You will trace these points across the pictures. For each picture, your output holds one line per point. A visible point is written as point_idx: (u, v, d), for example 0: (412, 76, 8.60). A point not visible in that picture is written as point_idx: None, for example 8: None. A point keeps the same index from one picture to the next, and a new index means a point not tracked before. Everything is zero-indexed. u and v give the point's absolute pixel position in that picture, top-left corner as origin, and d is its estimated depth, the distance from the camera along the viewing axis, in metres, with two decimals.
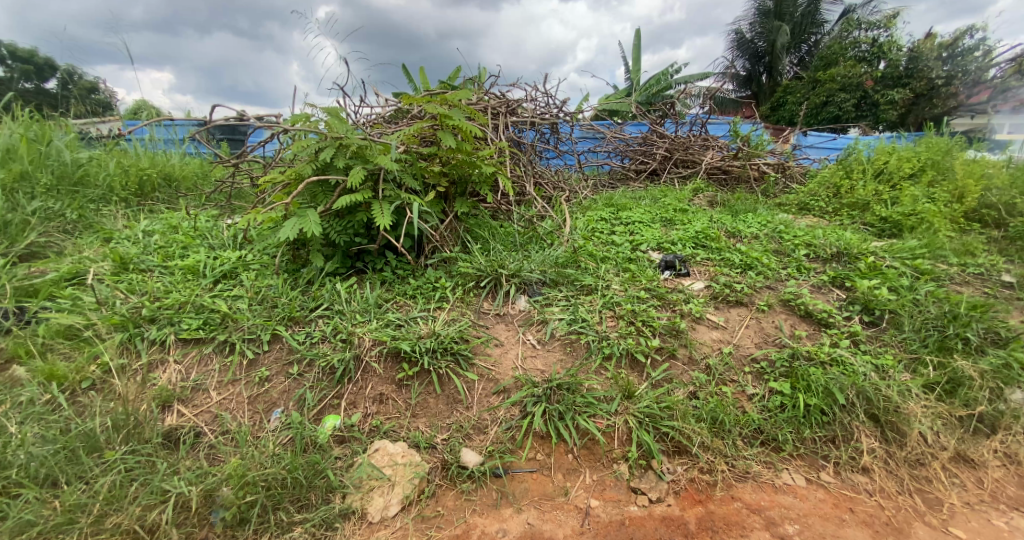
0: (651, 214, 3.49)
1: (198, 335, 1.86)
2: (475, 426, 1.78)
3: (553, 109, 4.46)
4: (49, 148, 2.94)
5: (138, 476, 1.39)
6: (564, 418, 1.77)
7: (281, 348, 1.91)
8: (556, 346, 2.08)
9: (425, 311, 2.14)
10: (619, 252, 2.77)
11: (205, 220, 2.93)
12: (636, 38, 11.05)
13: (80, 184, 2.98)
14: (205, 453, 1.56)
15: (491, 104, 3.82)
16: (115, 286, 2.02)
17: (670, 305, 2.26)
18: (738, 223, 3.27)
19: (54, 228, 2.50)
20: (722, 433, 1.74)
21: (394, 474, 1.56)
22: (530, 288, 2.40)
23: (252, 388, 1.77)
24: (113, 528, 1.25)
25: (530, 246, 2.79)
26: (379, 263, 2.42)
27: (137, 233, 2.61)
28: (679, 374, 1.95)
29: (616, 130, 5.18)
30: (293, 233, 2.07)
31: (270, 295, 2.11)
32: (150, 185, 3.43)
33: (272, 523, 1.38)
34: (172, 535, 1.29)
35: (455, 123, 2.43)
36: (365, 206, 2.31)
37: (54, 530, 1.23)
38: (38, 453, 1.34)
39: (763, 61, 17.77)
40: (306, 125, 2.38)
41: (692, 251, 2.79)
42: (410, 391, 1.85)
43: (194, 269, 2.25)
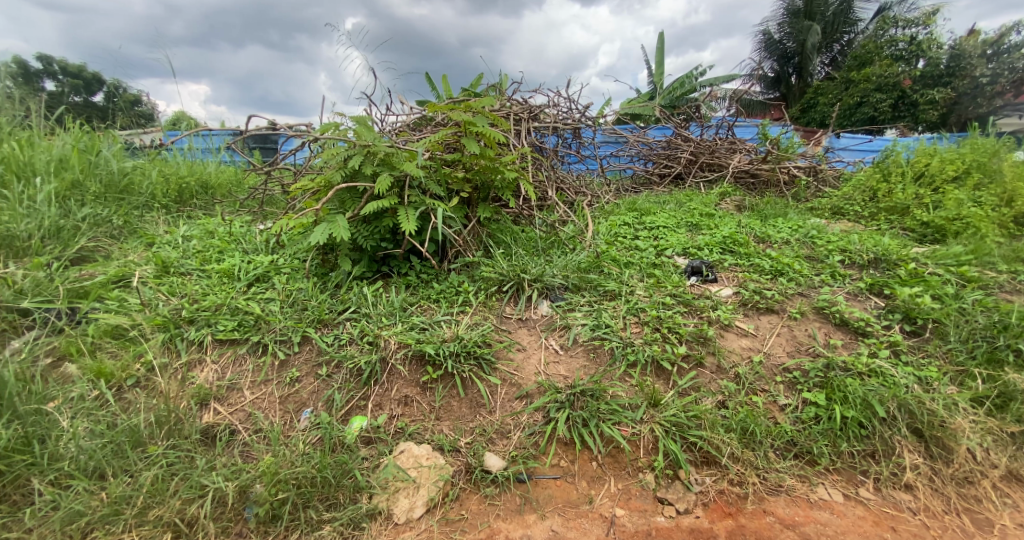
0: (676, 219, 3.44)
1: (233, 336, 1.93)
2: (498, 430, 1.79)
3: (575, 114, 4.47)
4: (98, 158, 3.12)
5: (178, 471, 1.45)
6: (588, 424, 1.76)
7: (311, 349, 1.97)
8: (579, 351, 2.07)
9: (448, 315, 2.16)
10: (643, 257, 2.73)
11: (240, 226, 3.05)
12: (659, 42, 10.95)
13: (124, 192, 3.15)
14: (239, 450, 1.62)
15: (514, 110, 3.85)
16: (158, 289, 2.13)
17: (697, 312, 2.22)
18: (768, 228, 3.17)
19: (102, 233, 2.65)
20: (752, 444, 1.69)
21: (419, 476, 1.58)
22: (552, 293, 2.39)
23: (283, 388, 1.83)
24: (155, 520, 1.31)
25: (552, 251, 2.79)
26: (404, 268, 2.46)
27: (177, 238, 2.74)
28: (707, 383, 1.90)
29: (639, 134, 5.13)
30: (323, 238, 2.14)
31: (300, 297, 2.18)
32: (189, 193, 3.60)
33: (302, 520, 1.42)
34: (209, 530, 1.34)
35: (479, 130, 2.46)
36: (391, 212, 2.36)
37: (101, 521, 1.29)
38: (87, 447, 1.42)
39: (792, 61, 17.31)
40: (335, 133, 2.46)
41: (719, 256, 2.73)
42: (434, 394, 1.88)
43: (229, 272, 2.34)
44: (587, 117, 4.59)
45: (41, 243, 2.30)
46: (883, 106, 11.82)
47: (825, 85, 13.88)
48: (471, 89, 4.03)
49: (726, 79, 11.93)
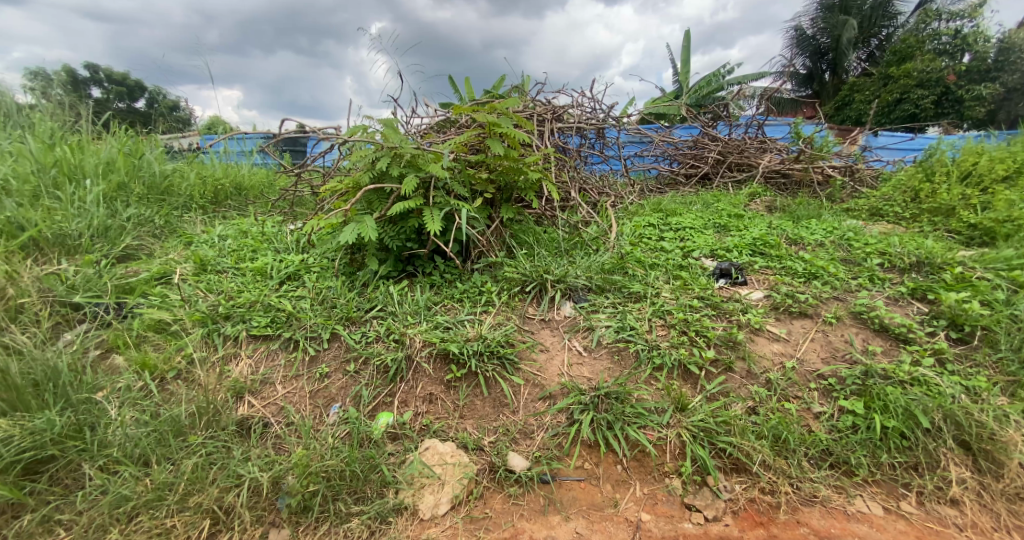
0: (703, 220, 3.37)
1: (266, 332, 2.01)
2: (522, 430, 1.80)
3: (599, 114, 4.44)
4: (142, 161, 3.28)
5: (216, 460, 1.51)
6: (613, 427, 1.74)
7: (340, 346, 2.03)
8: (603, 353, 2.05)
9: (472, 315, 2.18)
10: (669, 259, 2.69)
11: (272, 226, 3.16)
12: (686, 40, 10.75)
13: (165, 194, 3.31)
14: (272, 442, 1.67)
15: (538, 111, 3.85)
16: (196, 286, 2.22)
17: (726, 315, 2.16)
18: (801, 229, 3.08)
19: (145, 232, 2.78)
20: (785, 452, 1.64)
21: (444, 474, 1.60)
22: (576, 294, 2.38)
23: (313, 384, 1.88)
24: (195, 506, 1.38)
25: (575, 252, 2.77)
26: (429, 267, 2.50)
27: (214, 237, 2.85)
28: (736, 388, 1.86)
29: (665, 133, 5.05)
30: (352, 238, 2.19)
31: (330, 296, 2.24)
32: (224, 194, 3.76)
33: (332, 512, 1.46)
34: (245, 518, 1.40)
35: (504, 131, 2.48)
36: (416, 212, 2.40)
37: (145, 505, 1.36)
38: (133, 435, 1.49)
39: (826, 57, 16.70)
40: (363, 135, 2.51)
41: (749, 258, 2.66)
42: (458, 392, 1.90)
43: (262, 270, 2.42)
44: (611, 117, 4.55)
45: (91, 242, 2.43)
46: (925, 104, 11.22)
47: (861, 82, 13.32)
48: (494, 90, 4.06)
49: (755, 77, 11.62)
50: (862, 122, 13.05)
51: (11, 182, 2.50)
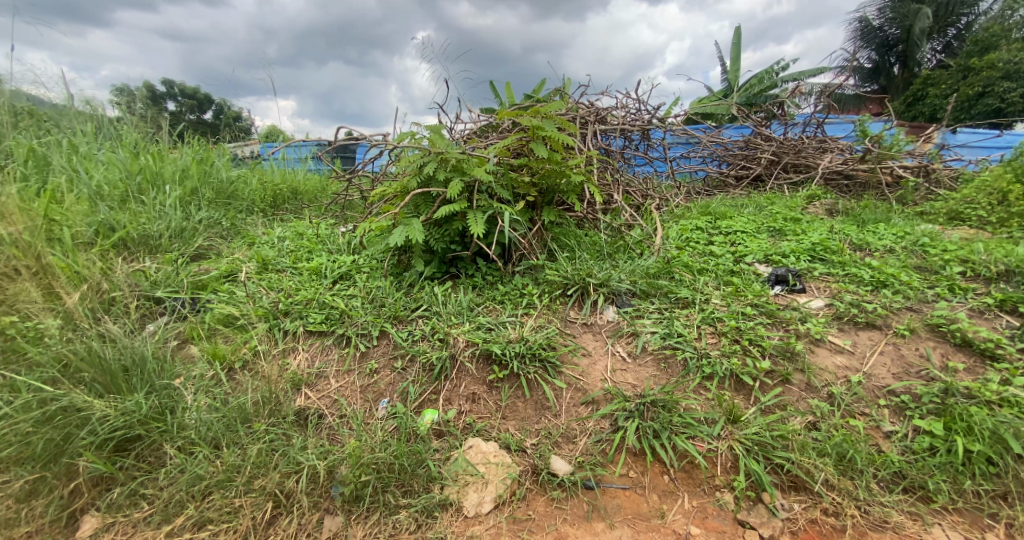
0: (756, 224, 3.22)
1: (321, 328, 2.12)
2: (564, 434, 1.79)
3: (644, 115, 4.35)
4: (212, 169, 3.56)
5: (278, 447, 1.61)
6: (660, 436, 1.70)
7: (388, 343, 2.11)
8: (649, 360, 2.00)
9: (513, 317, 2.19)
10: (719, 264, 2.59)
11: (325, 228, 3.33)
12: (737, 37, 10.33)
13: (231, 198, 3.57)
14: (326, 433, 1.76)
15: (581, 113, 3.82)
16: (259, 284, 2.38)
17: (783, 324, 2.06)
18: (867, 234, 2.87)
19: (214, 233, 3.02)
20: (851, 472, 1.53)
21: (488, 473, 1.62)
22: (619, 298, 2.34)
23: (364, 378, 1.97)
24: (260, 489, 1.48)
25: (618, 256, 2.73)
26: (471, 269, 2.54)
27: (274, 238, 3.04)
28: (794, 401, 1.76)
29: (713, 134, 4.87)
30: (400, 240, 2.26)
31: (379, 295, 2.33)
32: (282, 198, 4.02)
33: (382, 503, 1.51)
34: (303, 503, 1.48)
35: (547, 134, 2.48)
36: (461, 215, 2.45)
37: (217, 484, 1.48)
38: (206, 419, 1.62)
39: (895, 50, 15.51)
40: (411, 141, 2.60)
41: (808, 264, 2.52)
42: (500, 393, 1.92)
43: (317, 270, 2.56)
44: (657, 118, 4.45)
45: (169, 242, 2.66)
46: (1013, 96, 10.24)
47: (936, 74, 12.24)
48: (536, 94, 4.08)
49: (813, 73, 10.97)
50: (936, 118, 11.97)
51: (105, 188, 2.79)
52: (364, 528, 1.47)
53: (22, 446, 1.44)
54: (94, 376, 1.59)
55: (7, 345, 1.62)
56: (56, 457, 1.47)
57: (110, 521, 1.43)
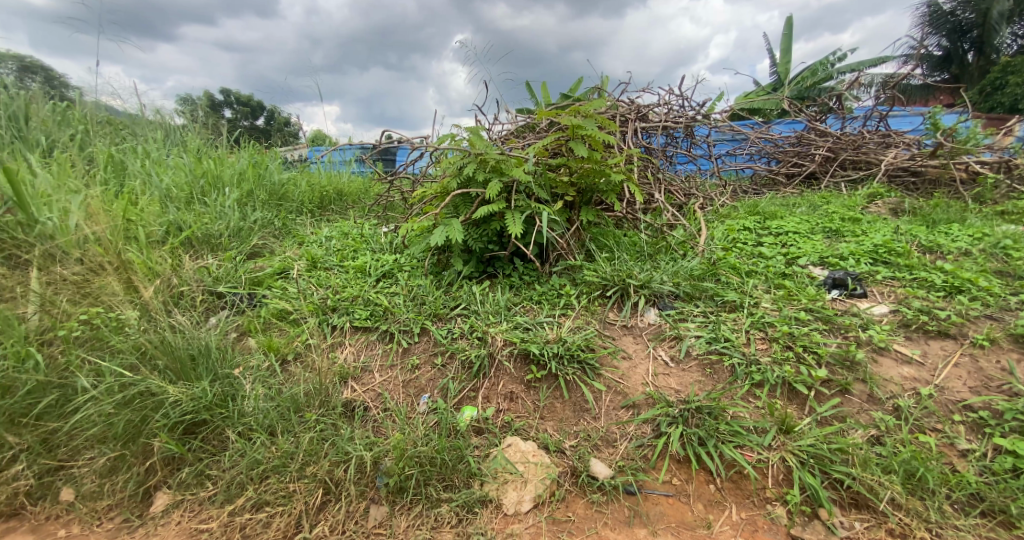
0: (810, 224, 3.04)
1: (366, 324, 2.20)
2: (604, 437, 1.77)
3: (688, 111, 4.20)
4: (266, 172, 3.77)
5: (328, 436, 1.68)
6: (705, 444, 1.64)
7: (429, 340, 2.16)
8: (693, 365, 1.94)
9: (551, 317, 2.18)
10: (769, 266, 2.47)
11: (368, 228, 3.45)
12: (789, 27, 9.82)
13: (283, 199, 3.77)
14: (371, 425, 1.83)
15: (621, 112, 3.75)
16: (309, 281, 2.50)
17: (841, 331, 1.94)
18: (938, 236, 2.65)
19: (268, 233, 3.19)
20: (921, 492, 1.42)
21: (527, 472, 1.63)
22: (661, 300, 2.27)
23: (406, 374, 2.03)
24: (311, 475, 1.56)
25: (659, 257, 2.66)
26: (508, 269, 2.56)
27: (321, 238, 3.18)
28: (855, 412, 1.66)
29: (762, 130, 4.64)
30: (440, 239, 2.31)
31: (420, 293, 2.39)
32: (328, 199, 4.19)
33: (424, 496, 1.56)
34: (351, 491, 1.54)
35: (587, 133, 2.44)
36: (499, 215, 2.47)
37: (274, 469, 1.57)
38: (263, 408, 1.72)
39: (969, 35, 14.21)
40: (451, 143, 2.64)
41: (869, 267, 2.35)
42: (538, 393, 1.92)
43: (362, 268, 2.65)
44: (701, 115, 4.30)
45: (228, 240, 2.84)
46: None
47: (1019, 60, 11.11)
48: (574, 94, 4.05)
49: (873, 63, 10.24)
50: (1018, 110, 10.86)
51: (173, 190, 3.02)
52: (407, 520, 1.51)
53: (106, 426, 1.60)
54: (167, 363, 1.73)
55: (94, 334, 1.79)
56: (134, 437, 1.60)
57: (180, 498, 1.55)
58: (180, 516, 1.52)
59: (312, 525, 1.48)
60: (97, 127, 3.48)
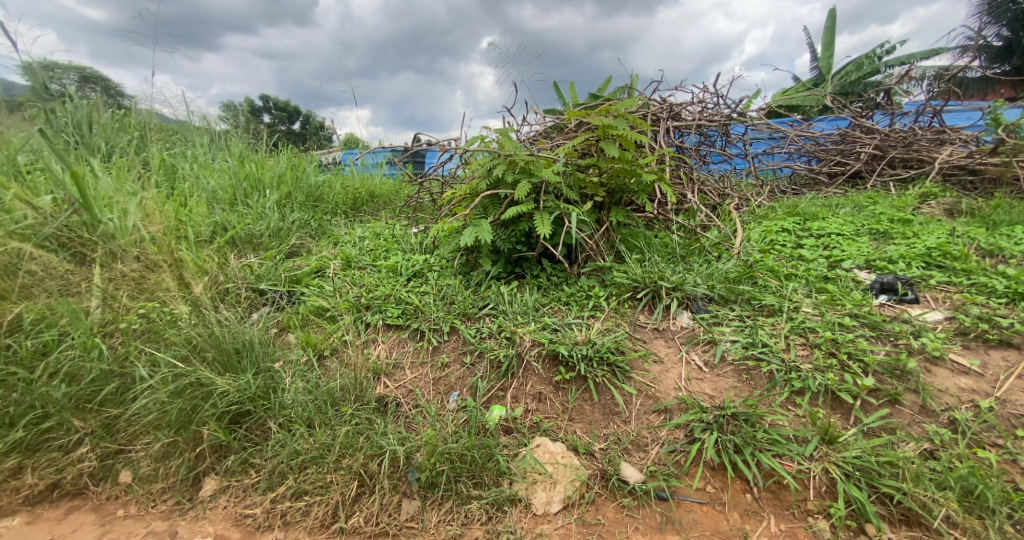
0: (854, 225, 2.90)
1: (398, 322, 2.25)
2: (634, 441, 1.75)
3: (723, 109, 4.08)
4: (303, 175, 3.92)
5: (362, 430, 1.73)
6: (742, 451, 1.59)
7: (458, 339, 2.18)
8: (728, 371, 1.89)
9: (580, 318, 2.17)
10: (810, 269, 2.37)
11: (399, 229, 3.53)
12: (832, 19, 9.40)
13: (318, 201, 3.91)
14: (403, 421, 1.87)
15: (653, 110, 3.69)
16: (344, 279, 2.58)
17: (889, 338, 1.84)
18: (999, 238, 2.47)
19: (305, 233, 3.31)
20: (980, 511, 1.33)
21: (556, 473, 1.63)
22: (694, 303, 2.22)
23: (436, 371, 2.06)
24: (347, 467, 1.61)
25: (693, 259, 2.60)
26: (536, 270, 2.56)
27: (355, 238, 3.27)
28: (905, 424, 1.58)
29: (802, 128, 4.45)
30: (470, 240, 2.34)
31: (449, 292, 2.42)
32: (361, 201, 4.31)
33: (455, 492, 1.58)
34: (385, 484, 1.59)
35: (619, 133, 2.41)
36: (528, 216, 2.47)
37: (312, 460, 1.64)
38: (303, 400, 1.78)
39: None
40: (481, 144, 2.66)
41: (921, 272, 2.22)
42: (567, 394, 1.91)
43: (394, 268, 2.71)
44: (736, 113, 4.17)
45: (268, 240, 2.97)
46: None
47: None
48: (603, 93, 4.01)
49: (925, 55, 9.64)
50: None
51: (219, 192, 3.18)
52: (438, 515, 1.54)
53: (161, 413, 1.70)
54: (214, 355, 1.83)
55: (150, 327, 1.91)
56: (186, 425, 1.70)
57: (227, 484, 1.64)
58: (226, 501, 1.61)
59: (348, 516, 1.53)
60: (151, 133, 3.70)
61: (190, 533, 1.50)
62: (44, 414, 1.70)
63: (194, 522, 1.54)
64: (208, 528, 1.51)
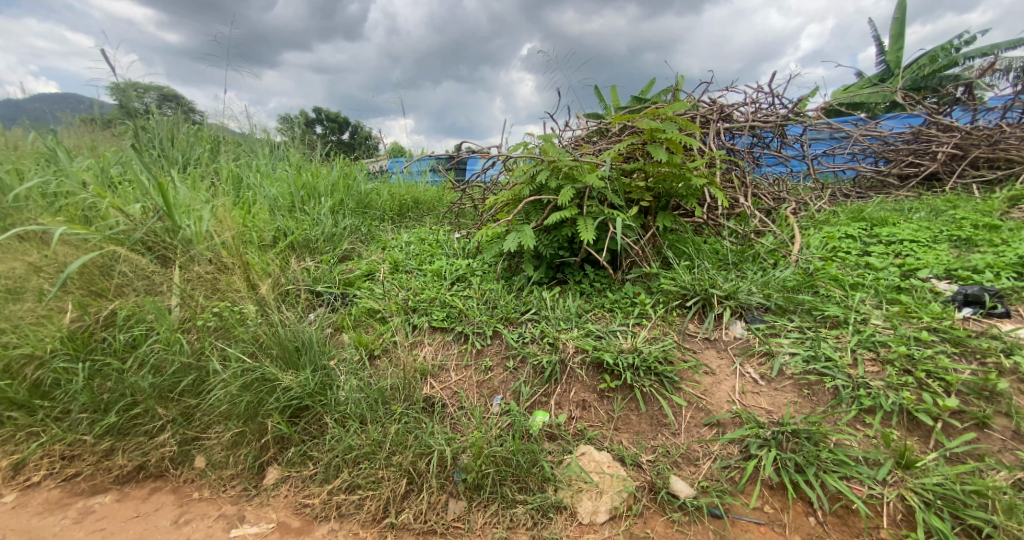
0: (931, 231, 2.67)
1: (444, 325, 2.30)
2: (684, 455, 1.69)
3: (778, 109, 3.88)
4: (354, 183, 4.11)
5: (411, 429, 1.78)
6: (804, 471, 1.51)
7: (501, 343, 2.20)
8: (787, 385, 1.79)
9: (625, 326, 2.12)
10: (880, 278, 2.20)
11: (443, 234, 3.61)
12: (900, 10, 8.74)
13: (368, 207, 4.08)
14: (449, 422, 1.90)
15: (703, 112, 3.57)
16: (392, 283, 2.67)
17: (975, 355, 1.68)
18: None
19: (356, 238, 3.47)
20: None
21: (602, 483, 1.60)
22: (748, 313, 2.12)
23: (479, 374, 2.09)
24: (397, 464, 1.66)
25: (746, 266, 2.49)
26: (579, 276, 2.54)
27: (402, 243, 3.39)
28: (994, 451, 1.44)
29: (868, 126, 4.15)
30: (513, 245, 2.36)
31: (492, 297, 2.45)
32: (407, 207, 4.46)
33: (500, 495, 1.60)
34: (432, 483, 1.63)
35: (667, 136, 2.35)
36: (571, 221, 2.46)
37: (365, 455, 1.71)
38: (356, 397, 1.86)
39: None
40: (525, 151, 2.68)
41: (1013, 283, 2.01)
42: (612, 403, 1.88)
43: (439, 272, 2.78)
44: (793, 113, 3.95)
45: (323, 245, 3.14)
46: None
47: None
48: (649, 96, 3.93)
49: (1012, 44, 8.76)
50: None
51: (279, 199, 3.39)
52: (484, 517, 1.57)
53: (231, 405, 1.84)
54: (278, 352, 1.95)
55: (222, 324, 2.07)
56: (253, 416, 1.83)
57: (288, 474, 1.75)
58: (288, 490, 1.71)
59: (398, 512, 1.59)
60: (220, 146, 4.01)
61: (256, 518, 1.61)
62: (132, 402, 1.88)
63: (259, 508, 1.65)
64: (272, 514, 1.62)
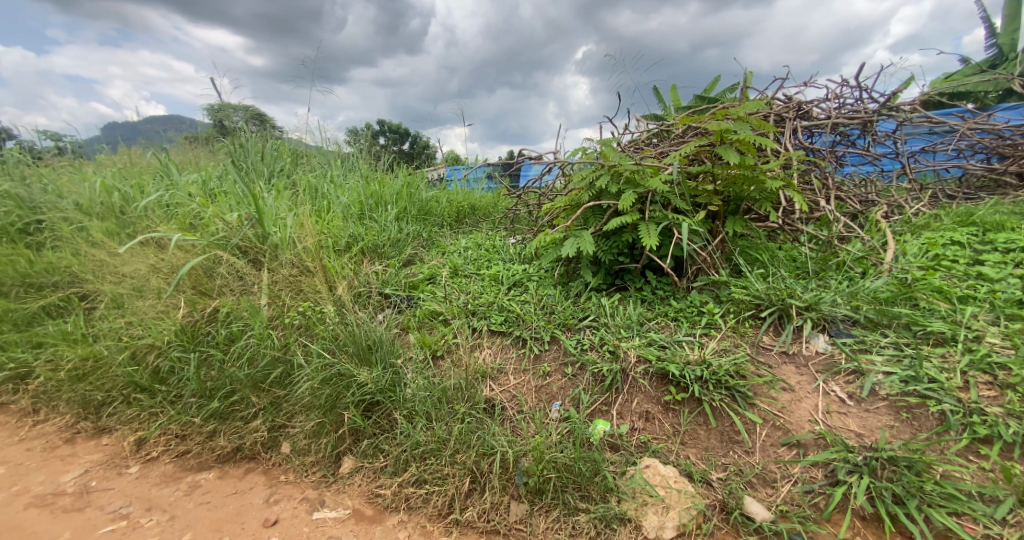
0: None
1: (502, 329, 2.34)
2: (760, 475, 1.59)
3: (866, 103, 3.53)
4: (417, 191, 4.30)
5: (474, 429, 1.83)
6: (904, 503, 1.37)
7: (559, 349, 2.19)
8: (882, 407, 1.63)
9: (691, 336, 2.03)
10: (998, 290, 1.93)
11: (499, 240, 3.67)
12: None
13: (428, 213, 4.25)
14: (508, 425, 1.93)
15: (777, 110, 3.34)
16: (452, 286, 2.75)
17: None
18: None
19: (418, 243, 3.62)
20: None
21: (668, 498, 1.55)
22: (832, 326, 1.95)
23: (538, 379, 2.09)
24: (461, 463, 1.72)
25: (829, 275, 2.29)
26: (639, 282, 2.47)
27: (460, 248, 3.49)
28: None
29: (977, 118, 3.66)
30: (571, 251, 2.35)
31: (550, 302, 2.45)
32: (464, 214, 4.59)
33: (562, 502, 1.60)
34: (495, 484, 1.66)
35: (738, 137, 2.22)
36: (632, 227, 2.40)
37: (431, 451, 1.78)
38: (422, 395, 1.94)
39: None
40: (584, 155, 2.66)
41: None
42: (678, 416, 1.81)
43: (496, 277, 2.83)
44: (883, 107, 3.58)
45: (389, 249, 3.30)
46: None
47: None
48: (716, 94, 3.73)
49: None
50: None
51: (350, 207, 3.63)
52: (546, 522, 1.58)
53: (313, 397, 1.99)
54: (354, 349, 2.09)
55: (305, 322, 2.26)
56: (331, 408, 1.97)
57: (362, 464, 1.87)
58: (361, 479, 1.83)
59: (462, 509, 1.64)
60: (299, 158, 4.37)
61: (334, 503, 1.74)
62: (231, 390, 2.10)
63: (337, 494, 1.78)
64: (348, 501, 1.74)
